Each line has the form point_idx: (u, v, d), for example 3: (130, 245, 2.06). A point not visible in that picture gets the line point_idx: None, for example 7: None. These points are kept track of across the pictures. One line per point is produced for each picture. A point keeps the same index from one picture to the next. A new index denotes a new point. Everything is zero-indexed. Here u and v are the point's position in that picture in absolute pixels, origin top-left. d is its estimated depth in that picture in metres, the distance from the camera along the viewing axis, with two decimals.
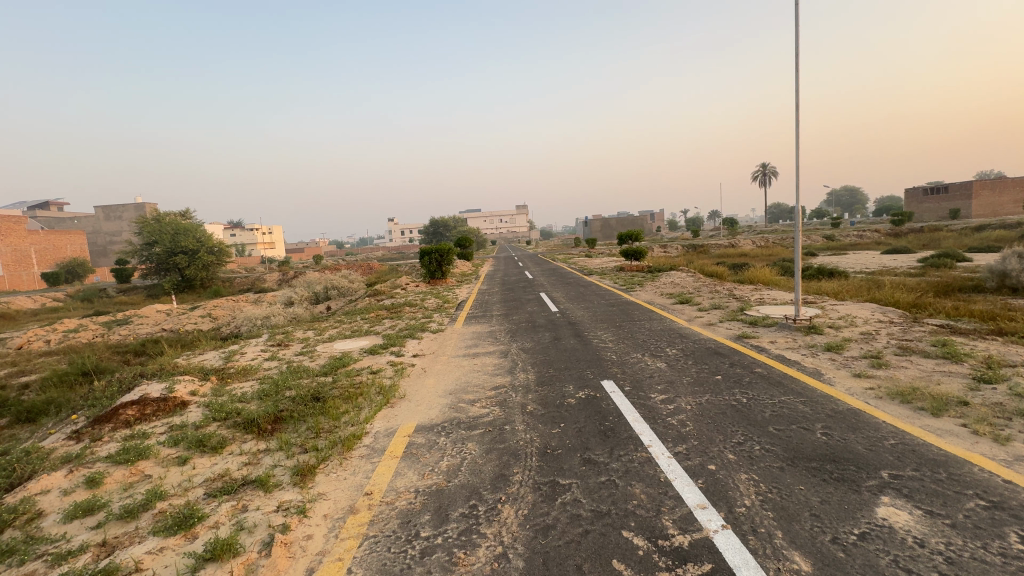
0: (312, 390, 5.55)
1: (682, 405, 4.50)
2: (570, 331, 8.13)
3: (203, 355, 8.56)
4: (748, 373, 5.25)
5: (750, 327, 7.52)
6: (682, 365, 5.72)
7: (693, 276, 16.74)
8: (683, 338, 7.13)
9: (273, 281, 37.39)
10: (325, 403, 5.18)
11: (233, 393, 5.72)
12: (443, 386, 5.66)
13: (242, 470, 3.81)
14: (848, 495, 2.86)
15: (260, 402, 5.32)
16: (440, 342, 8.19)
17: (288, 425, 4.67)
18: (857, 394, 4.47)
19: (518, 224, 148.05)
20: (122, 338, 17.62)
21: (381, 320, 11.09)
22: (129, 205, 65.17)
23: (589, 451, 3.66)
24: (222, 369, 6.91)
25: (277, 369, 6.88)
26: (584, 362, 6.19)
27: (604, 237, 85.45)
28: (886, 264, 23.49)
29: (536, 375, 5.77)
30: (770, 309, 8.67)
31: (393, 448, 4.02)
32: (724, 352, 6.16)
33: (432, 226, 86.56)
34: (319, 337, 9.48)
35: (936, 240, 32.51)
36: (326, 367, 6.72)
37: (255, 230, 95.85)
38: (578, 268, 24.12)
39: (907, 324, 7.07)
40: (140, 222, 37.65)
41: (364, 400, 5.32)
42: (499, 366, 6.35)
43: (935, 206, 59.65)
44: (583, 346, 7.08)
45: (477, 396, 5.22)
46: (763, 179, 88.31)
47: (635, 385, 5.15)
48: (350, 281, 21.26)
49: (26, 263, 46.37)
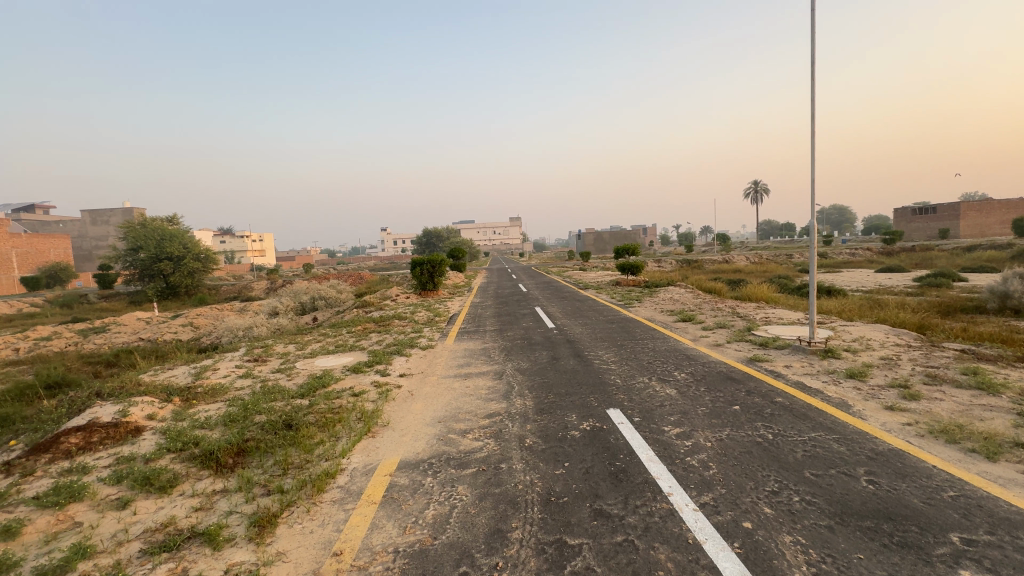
0: (285, 416, 4.96)
1: (699, 440, 3.98)
2: (569, 351, 7.60)
3: (174, 371, 7.91)
4: (768, 403, 4.77)
5: (761, 349, 7.06)
6: (694, 393, 5.22)
7: (691, 292, 16.37)
8: (691, 360, 6.64)
9: (260, 290, 36.52)
10: (298, 432, 4.60)
11: (196, 417, 5.10)
12: (431, 413, 5.10)
13: (191, 518, 3.22)
14: (919, 568, 2.35)
15: (225, 429, 4.72)
16: (430, 360, 7.62)
17: (252, 459, 4.08)
18: (895, 431, 3.99)
19: (511, 236, 148.08)
20: (96, 348, 16.78)
21: (368, 334, 10.48)
22: (116, 209, 64.02)
23: (600, 500, 3.14)
24: (189, 388, 6.28)
25: (250, 389, 6.26)
26: (586, 386, 5.66)
27: (598, 250, 85.33)
28: (883, 283, 23.30)
29: (534, 401, 5.24)
30: (779, 329, 8.24)
31: (371, 491, 3.46)
32: (738, 377, 5.68)
33: (425, 236, 85.99)
34: (300, 351, 8.87)
35: (929, 260, 32.59)
36: (304, 388, 6.11)
37: (245, 238, 94.83)
38: (573, 281, 23.69)
39: (927, 350, 6.64)
40: (126, 227, 36.79)
41: (343, 429, 4.74)
42: (493, 389, 5.80)
43: (923, 226, 60.36)
44: (584, 367, 6.56)
45: (469, 426, 4.66)
46: (754, 197, 89.39)
47: (645, 415, 4.63)
48: (339, 291, 20.61)
49: (5, 267, 45.13)
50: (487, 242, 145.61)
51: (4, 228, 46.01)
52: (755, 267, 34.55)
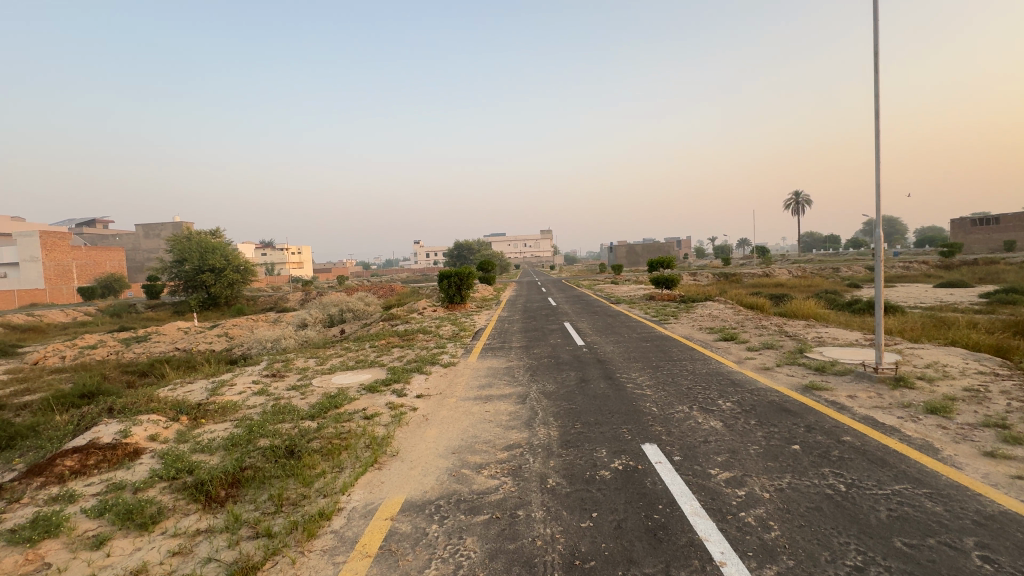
0: (289, 441, 4.60)
1: (755, 491, 3.34)
2: (600, 373, 7.00)
3: (193, 385, 7.76)
4: (835, 444, 4.06)
5: (818, 375, 6.26)
6: (743, 427, 4.56)
7: (731, 307, 15.43)
8: (737, 387, 5.93)
9: (295, 301, 37.33)
10: (300, 460, 4.22)
11: (198, 439, 4.81)
12: (445, 441, 4.63)
13: (165, 565, 2.85)
14: None
15: (224, 455, 4.38)
16: (450, 379, 7.17)
17: (245, 492, 3.72)
18: (1004, 487, 3.23)
19: (542, 249, 147.80)
20: (135, 357, 17.27)
21: (390, 349, 10.16)
22: (167, 223, 67.62)
23: (635, 567, 2.58)
24: (201, 405, 6.05)
25: (261, 408, 5.96)
26: (617, 415, 5.07)
27: (631, 263, 83.71)
28: (945, 299, 21.49)
29: (560, 432, 4.69)
30: (837, 351, 7.38)
31: (367, 539, 3.01)
32: (793, 409, 4.97)
33: (457, 249, 86.75)
34: (320, 367, 8.61)
35: (994, 274, 30.09)
36: (314, 409, 5.76)
37: (285, 250, 98.36)
38: (604, 295, 22.99)
39: (1020, 379, 5.70)
40: (173, 240, 38.54)
41: (347, 457, 4.33)
42: (514, 416, 5.29)
43: (985, 237, 56.29)
44: (615, 392, 5.96)
45: (486, 460, 4.16)
46: (796, 208, 86.01)
47: (687, 454, 4.00)
48: (367, 304, 20.61)
49: (66, 277, 48.38)
50: (518, 255, 145.68)
51: (67, 241, 49.35)
52: (799, 281, 32.79)
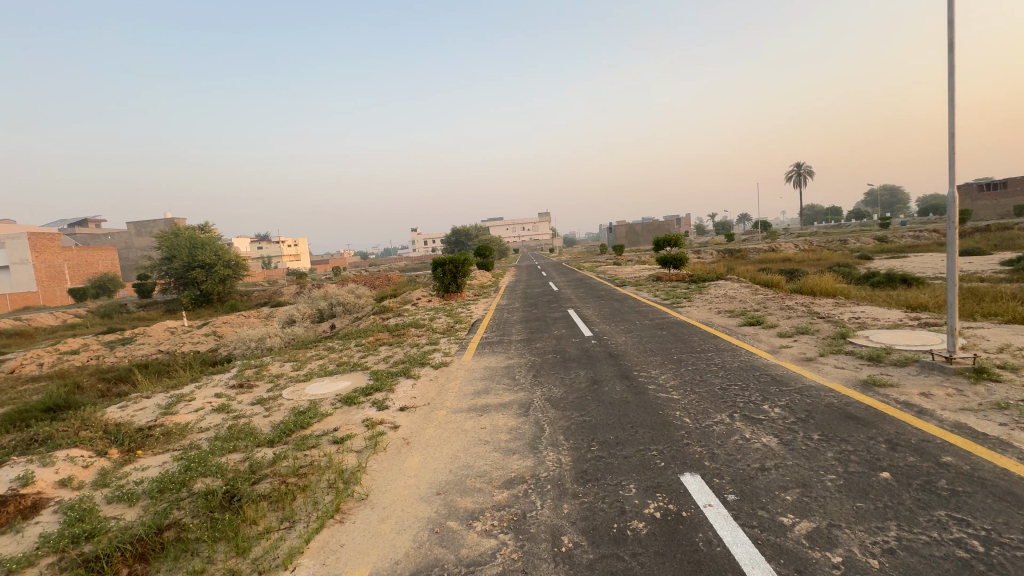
0: (231, 483, 3.64)
1: (856, 555, 2.37)
2: (614, 371, 6.05)
3: (148, 401, 6.78)
4: (936, 469, 3.09)
5: (875, 368, 5.28)
6: (806, 445, 3.60)
7: (744, 286, 14.45)
8: (780, 386, 4.97)
9: (290, 295, 36.42)
10: (238, 514, 3.26)
11: (122, 483, 3.84)
12: (430, 475, 3.68)
13: None
14: None
15: (145, 509, 3.42)
16: (440, 385, 6.17)
17: (155, 571, 2.77)
18: None
19: (540, 232, 146.32)
20: (115, 362, 16.32)
21: (376, 348, 9.13)
22: (158, 219, 66.26)
23: None
24: (142, 431, 5.07)
25: (214, 432, 4.99)
26: (642, 431, 4.10)
27: (631, 243, 82.43)
28: (965, 268, 20.46)
29: (574, 458, 3.73)
30: (886, 335, 6.40)
31: None
32: (863, 417, 4.00)
33: (454, 236, 85.38)
34: (296, 372, 7.63)
35: (1008, 241, 28.97)
36: (275, 431, 4.78)
37: (281, 244, 97.31)
38: (606, 277, 22.06)
39: None
40: (160, 236, 37.37)
41: (302, 504, 3.36)
42: (515, 435, 4.31)
43: (992, 203, 54.83)
44: (636, 397, 4.99)
45: (480, 505, 3.20)
46: (797, 180, 84.46)
47: (744, 491, 3.03)
48: (359, 296, 19.58)
49: (58, 279, 47.40)
50: (517, 239, 144.23)
51: (56, 243, 47.94)
52: (808, 255, 31.76)
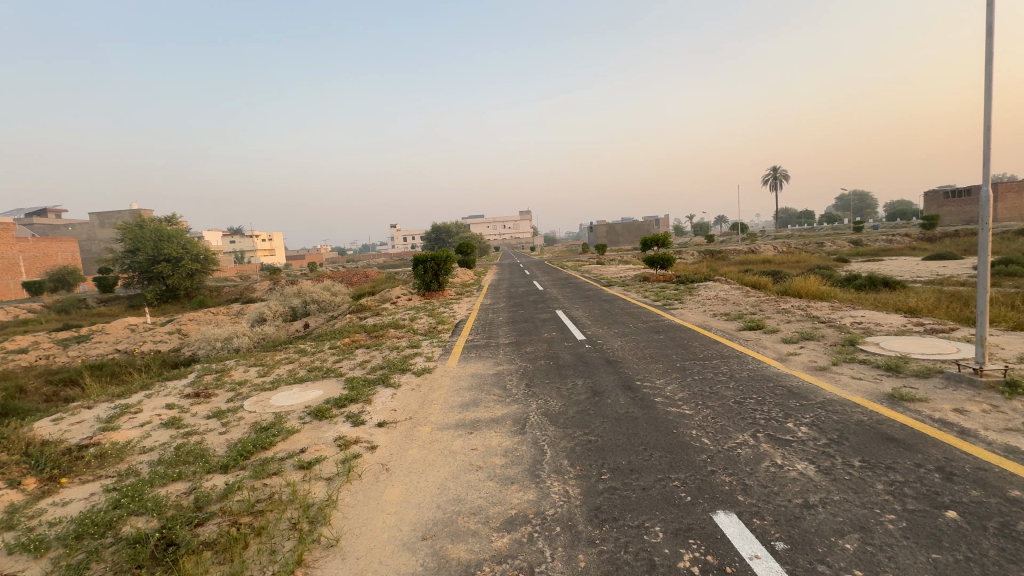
0: (166, 527, 2.94)
1: None
2: (615, 380, 5.53)
3: (88, 412, 5.98)
4: (1008, 507, 2.65)
5: (897, 379, 4.90)
6: (849, 475, 3.13)
7: (733, 287, 14.21)
8: (801, 400, 4.52)
9: (263, 291, 34.96)
10: (172, 570, 2.60)
11: (30, 526, 3.11)
12: (414, 513, 3.08)
13: None
14: None
15: (53, 564, 2.72)
16: (423, 396, 5.55)
17: None
18: None
19: (521, 231, 146.00)
20: (66, 363, 15.02)
21: (352, 351, 8.42)
22: (123, 211, 63.10)
23: None
24: (72, 452, 4.31)
25: (158, 453, 4.28)
26: (658, 455, 3.58)
27: (612, 243, 82.74)
28: (940, 272, 20.81)
29: (584, 491, 3.17)
30: (898, 343, 6.06)
31: None
32: (902, 439, 3.58)
33: (435, 233, 84.23)
34: (263, 379, 6.89)
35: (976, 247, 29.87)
36: (230, 453, 4.10)
37: (255, 239, 94.51)
38: (592, 276, 21.70)
39: None
40: (123, 228, 35.36)
41: (255, 555, 2.72)
42: (512, 459, 3.75)
43: (957, 209, 56.87)
44: (643, 412, 4.48)
45: (475, 556, 2.62)
46: (774, 183, 86.29)
47: (793, 537, 2.54)
48: (335, 293, 18.70)
49: (11, 271, 44.29)
50: (498, 237, 143.66)
51: (9, 232, 44.81)
52: (788, 257, 32.20)
